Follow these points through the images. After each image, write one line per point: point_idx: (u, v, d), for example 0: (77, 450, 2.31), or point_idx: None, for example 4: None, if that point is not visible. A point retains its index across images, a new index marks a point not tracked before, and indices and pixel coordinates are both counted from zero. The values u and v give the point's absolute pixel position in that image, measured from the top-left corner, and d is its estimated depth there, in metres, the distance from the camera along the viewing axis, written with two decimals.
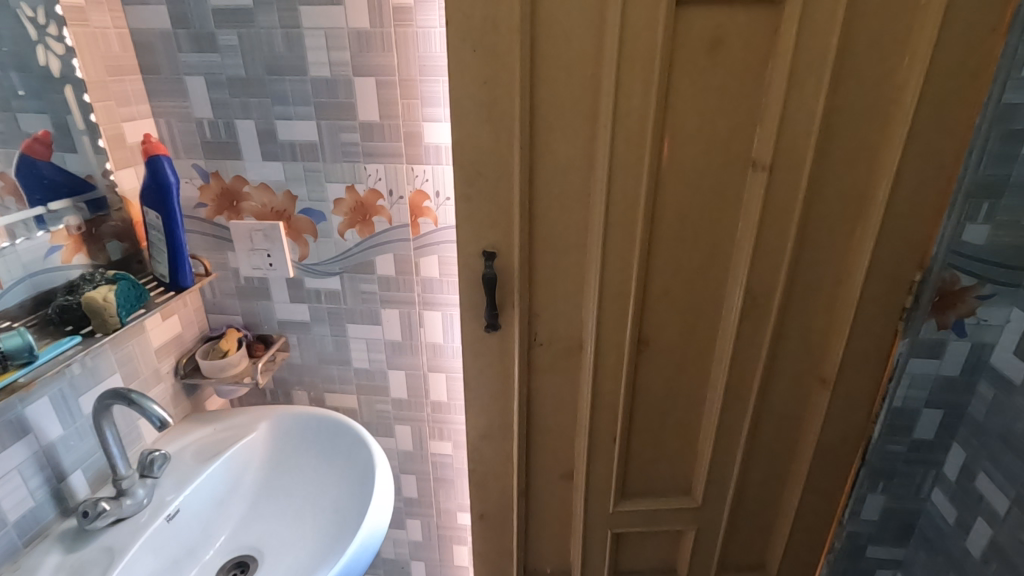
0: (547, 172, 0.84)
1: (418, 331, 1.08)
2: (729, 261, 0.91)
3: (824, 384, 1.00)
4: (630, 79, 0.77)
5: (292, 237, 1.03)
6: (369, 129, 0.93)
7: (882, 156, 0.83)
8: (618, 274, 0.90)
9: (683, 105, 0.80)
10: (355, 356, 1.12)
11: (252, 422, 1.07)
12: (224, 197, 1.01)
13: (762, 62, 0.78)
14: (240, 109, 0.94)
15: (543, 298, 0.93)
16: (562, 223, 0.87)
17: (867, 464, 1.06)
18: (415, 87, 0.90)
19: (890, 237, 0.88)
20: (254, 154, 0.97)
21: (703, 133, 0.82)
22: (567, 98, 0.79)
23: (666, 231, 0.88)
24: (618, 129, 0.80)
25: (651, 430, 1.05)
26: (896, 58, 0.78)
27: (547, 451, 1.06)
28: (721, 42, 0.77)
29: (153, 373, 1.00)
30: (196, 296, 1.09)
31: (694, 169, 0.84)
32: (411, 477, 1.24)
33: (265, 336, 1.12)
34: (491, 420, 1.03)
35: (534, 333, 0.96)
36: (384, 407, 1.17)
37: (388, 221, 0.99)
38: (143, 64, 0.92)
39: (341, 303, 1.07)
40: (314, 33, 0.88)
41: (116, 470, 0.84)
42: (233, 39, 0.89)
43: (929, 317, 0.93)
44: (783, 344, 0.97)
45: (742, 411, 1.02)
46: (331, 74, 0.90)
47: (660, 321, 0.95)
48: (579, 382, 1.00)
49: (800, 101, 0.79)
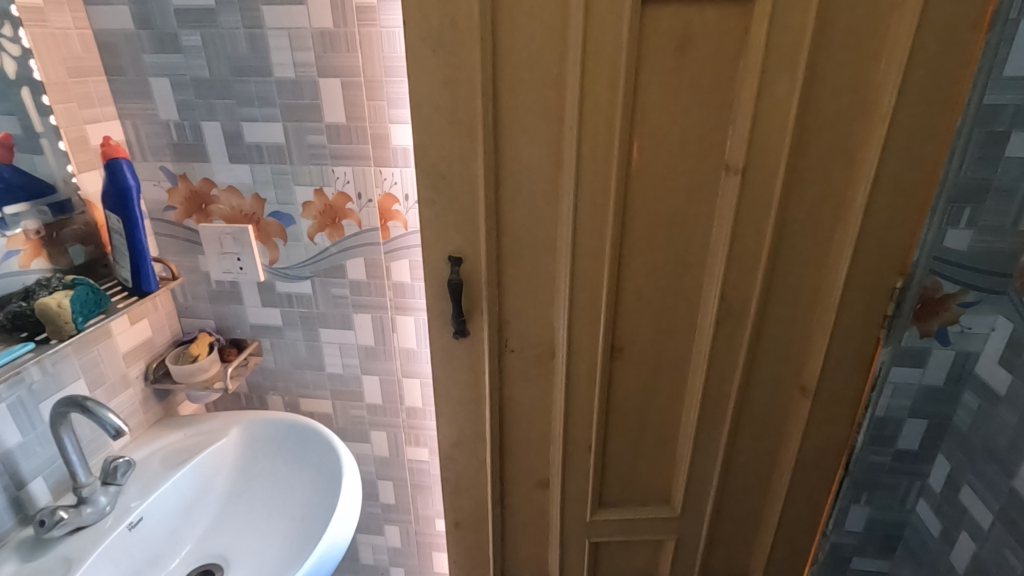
0: (514, 175, 0.82)
1: (391, 336, 1.07)
2: (704, 266, 0.88)
3: (804, 393, 0.97)
4: (595, 80, 0.75)
5: (262, 240, 1.01)
6: (336, 132, 0.91)
7: (860, 160, 0.81)
8: (588, 279, 0.88)
9: (652, 106, 0.78)
10: (328, 362, 1.10)
11: (222, 428, 1.06)
12: (193, 200, 0.99)
13: (733, 62, 0.76)
14: (205, 111, 0.92)
15: (513, 303, 0.91)
16: (530, 228, 0.85)
17: (850, 474, 1.03)
18: (381, 88, 0.89)
19: (870, 243, 0.85)
20: (221, 157, 0.95)
21: (673, 135, 0.79)
22: (532, 100, 0.77)
23: (638, 236, 0.86)
24: (584, 131, 0.78)
25: (627, 439, 1.03)
26: (873, 58, 0.75)
27: (521, 460, 1.04)
28: (689, 41, 0.74)
29: (120, 378, 0.98)
30: (167, 300, 1.07)
31: (665, 173, 0.82)
32: (388, 483, 1.23)
33: (238, 340, 1.11)
34: (463, 427, 1.01)
35: (505, 340, 0.94)
36: (359, 413, 1.15)
37: (358, 224, 0.98)
38: (108, 65, 0.91)
39: (313, 308, 1.06)
40: (278, 34, 0.86)
41: (76, 478, 0.83)
42: (197, 40, 0.88)
43: (911, 325, 0.90)
44: (761, 351, 0.95)
45: (720, 420, 0.99)
46: (296, 75, 0.88)
47: (634, 328, 0.93)
48: (553, 389, 0.98)
49: (773, 102, 0.76)
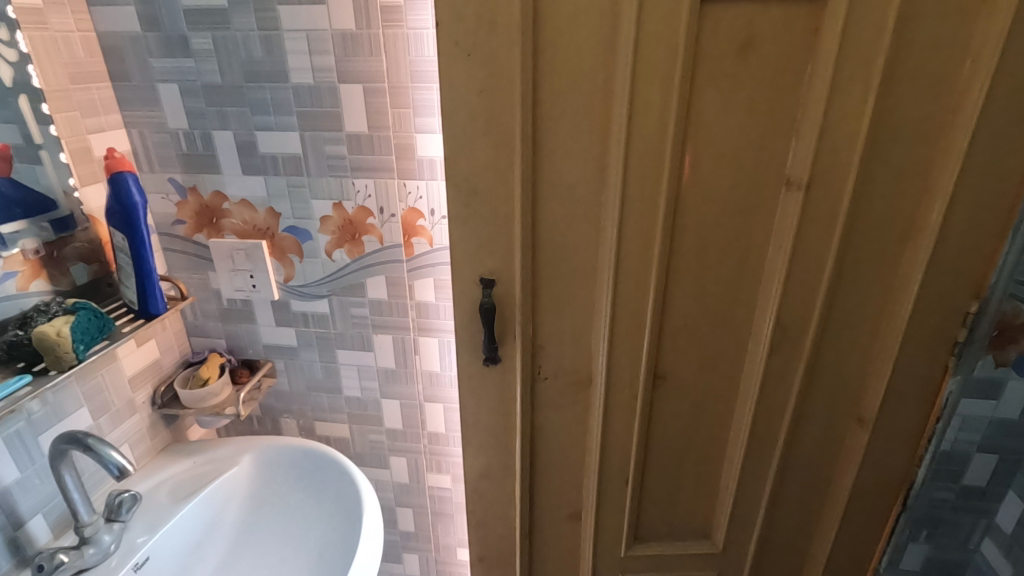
0: (553, 189, 0.75)
1: (413, 359, 1.00)
2: (757, 288, 0.81)
3: (862, 425, 0.90)
4: (647, 86, 0.68)
5: (276, 257, 0.95)
6: (357, 142, 0.85)
7: (936, 175, 0.73)
8: (632, 302, 0.80)
9: (708, 115, 0.70)
10: (346, 385, 1.04)
11: (233, 455, 1.00)
12: (203, 214, 0.93)
13: (800, 66, 0.68)
14: (217, 120, 0.86)
15: (549, 328, 0.84)
16: (570, 247, 0.78)
17: (908, 511, 0.95)
18: (406, 95, 0.82)
19: (943, 265, 0.77)
20: (233, 168, 0.89)
21: (729, 147, 0.72)
22: (575, 109, 0.70)
23: (686, 256, 0.79)
24: (633, 141, 0.70)
25: (667, 472, 0.95)
26: (957, 61, 0.67)
27: (552, 492, 0.97)
28: (753, 43, 0.67)
29: (126, 404, 0.92)
30: (176, 319, 1.01)
31: (720, 186, 0.74)
32: (407, 510, 1.16)
33: (250, 361, 1.05)
34: (491, 458, 0.94)
35: (538, 367, 0.86)
36: (378, 438, 1.08)
37: (379, 240, 0.91)
38: (113, 70, 0.85)
39: (330, 328, 0.99)
40: (295, 36, 0.79)
41: (78, 517, 0.77)
42: (207, 42, 0.81)
43: (985, 354, 0.82)
44: (817, 380, 0.87)
45: (769, 452, 0.92)
46: (314, 80, 0.81)
47: (679, 354, 0.85)
48: (589, 419, 0.91)
49: (844, 110, 0.69)
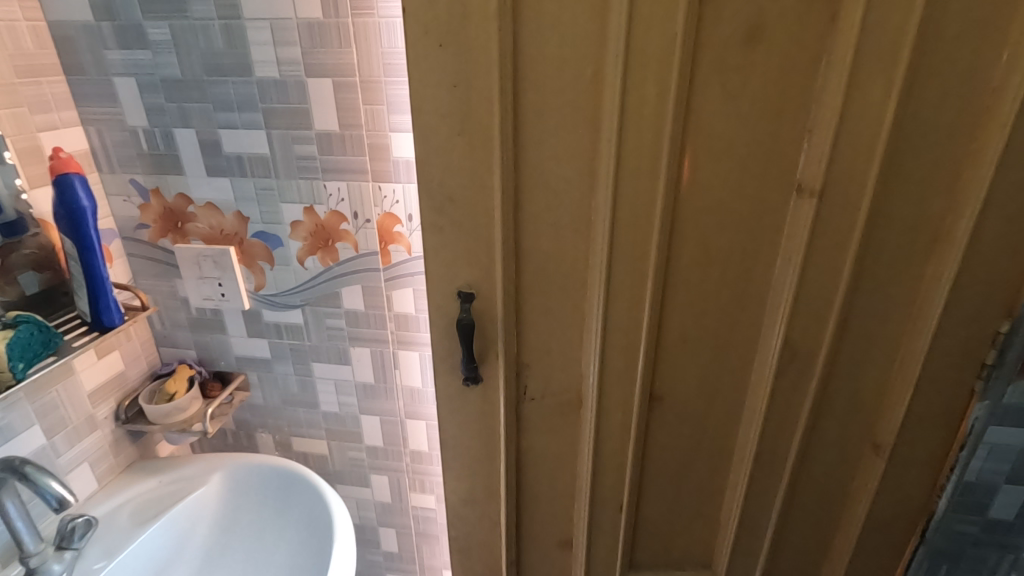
0: (537, 195, 0.68)
1: (393, 373, 0.94)
2: (763, 303, 0.73)
3: (878, 452, 0.82)
4: (640, 81, 0.61)
5: (245, 264, 0.89)
6: (328, 141, 0.78)
7: (965, 180, 0.65)
8: (626, 318, 0.73)
9: (710, 113, 0.63)
10: (323, 400, 0.98)
11: (202, 474, 0.94)
12: (167, 217, 0.87)
13: (813, 58, 0.61)
14: (178, 117, 0.80)
15: (534, 345, 0.77)
16: (556, 258, 0.71)
17: (926, 543, 0.87)
18: (378, 90, 0.75)
19: (970, 281, 0.69)
20: (198, 169, 0.83)
21: (733, 149, 0.65)
22: (561, 106, 0.63)
23: (685, 269, 0.71)
24: (625, 143, 0.63)
25: (665, 498, 0.88)
26: (994, 52, 0.59)
27: (540, 518, 0.91)
28: (760, 33, 0.59)
29: (86, 421, 0.86)
30: (143, 328, 0.95)
31: (723, 193, 0.67)
32: (390, 530, 1.10)
33: (222, 373, 0.99)
34: (475, 483, 0.87)
35: (524, 387, 0.80)
36: (358, 455, 1.02)
37: (354, 247, 0.84)
38: (66, 62, 0.79)
39: (305, 340, 0.93)
40: (258, 25, 0.73)
41: (22, 547, 0.71)
42: (165, 32, 0.75)
43: (1017, 378, 0.74)
44: (828, 404, 0.79)
45: (774, 481, 0.85)
46: (280, 74, 0.75)
47: (678, 375, 0.78)
48: (579, 442, 0.84)
49: (862, 107, 0.61)
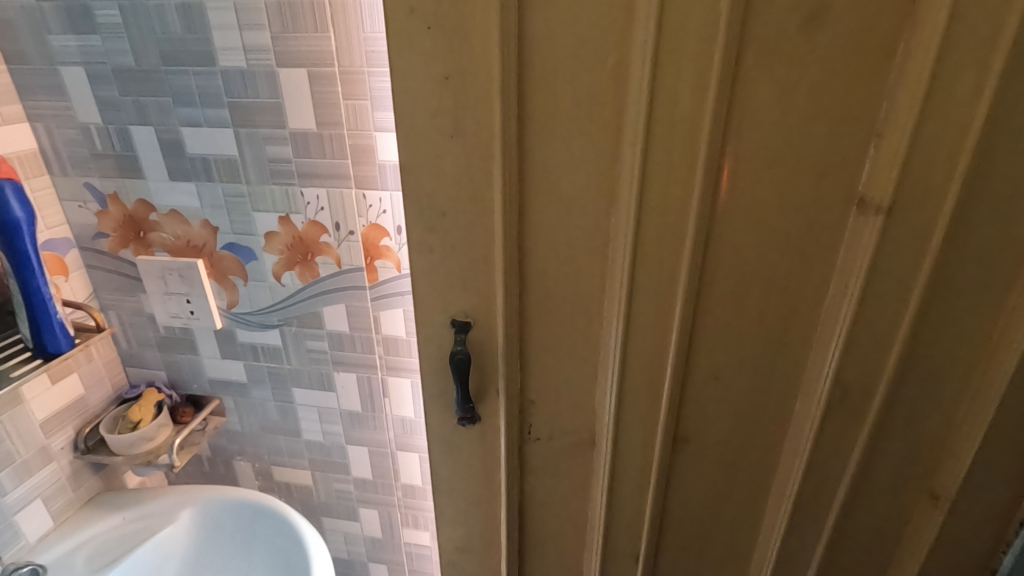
0: (544, 208, 0.57)
1: (382, 402, 0.84)
2: (810, 336, 0.62)
3: (936, 504, 0.69)
4: (668, 71, 0.50)
5: (216, 279, 0.79)
6: (304, 141, 0.68)
7: None
8: (647, 351, 0.63)
9: (753, 111, 0.52)
10: (305, 428, 0.88)
11: (172, 510, 0.86)
12: (129, 226, 0.77)
13: (884, 43, 0.49)
14: (134, 113, 0.70)
15: (540, 380, 0.67)
16: (566, 283, 0.61)
17: None
18: (361, 83, 0.66)
19: None
20: (159, 173, 0.73)
21: (779, 155, 0.54)
22: (572, 103, 0.52)
23: (719, 296, 0.61)
24: (649, 146, 0.53)
25: (688, 549, 0.78)
26: None
27: (546, 566, 0.81)
28: (819, 11, 0.48)
29: (38, 453, 0.78)
30: (106, 347, 0.86)
31: (767, 208, 0.56)
32: (382, 567, 1.00)
33: (195, 397, 0.89)
34: (472, 530, 0.77)
35: (528, 426, 0.70)
36: (344, 488, 0.93)
37: (336, 263, 0.75)
38: (8, 50, 0.70)
39: (283, 363, 0.83)
40: (220, 6, 0.63)
41: None
42: (116, 16, 0.66)
43: None
44: (883, 454, 0.67)
45: (815, 535, 0.74)
46: (248, 63, 0.66)
47: (706, 415, 0.68)
48: (591, 487, 0.74)
49: (946, 105, 0.49)
